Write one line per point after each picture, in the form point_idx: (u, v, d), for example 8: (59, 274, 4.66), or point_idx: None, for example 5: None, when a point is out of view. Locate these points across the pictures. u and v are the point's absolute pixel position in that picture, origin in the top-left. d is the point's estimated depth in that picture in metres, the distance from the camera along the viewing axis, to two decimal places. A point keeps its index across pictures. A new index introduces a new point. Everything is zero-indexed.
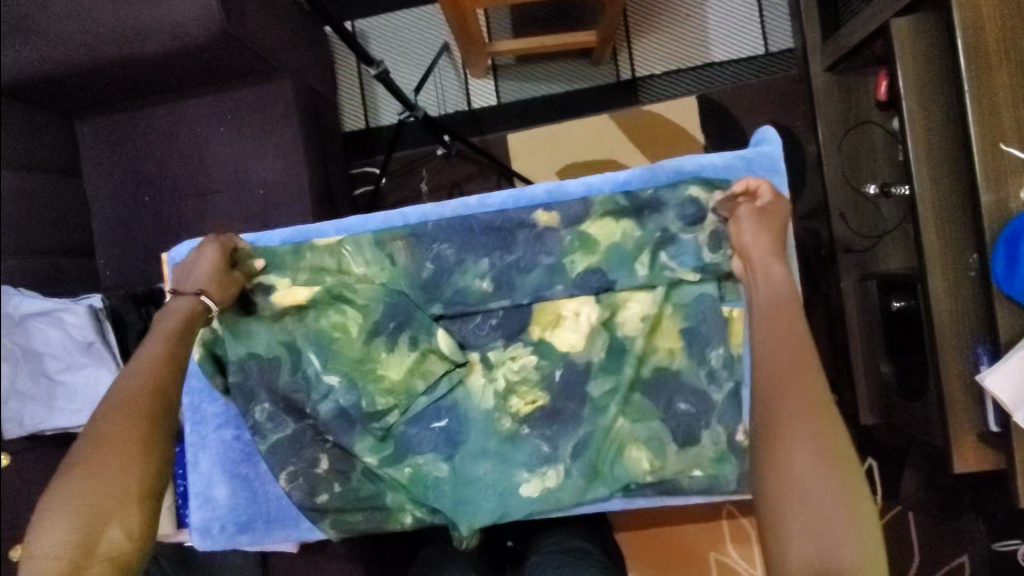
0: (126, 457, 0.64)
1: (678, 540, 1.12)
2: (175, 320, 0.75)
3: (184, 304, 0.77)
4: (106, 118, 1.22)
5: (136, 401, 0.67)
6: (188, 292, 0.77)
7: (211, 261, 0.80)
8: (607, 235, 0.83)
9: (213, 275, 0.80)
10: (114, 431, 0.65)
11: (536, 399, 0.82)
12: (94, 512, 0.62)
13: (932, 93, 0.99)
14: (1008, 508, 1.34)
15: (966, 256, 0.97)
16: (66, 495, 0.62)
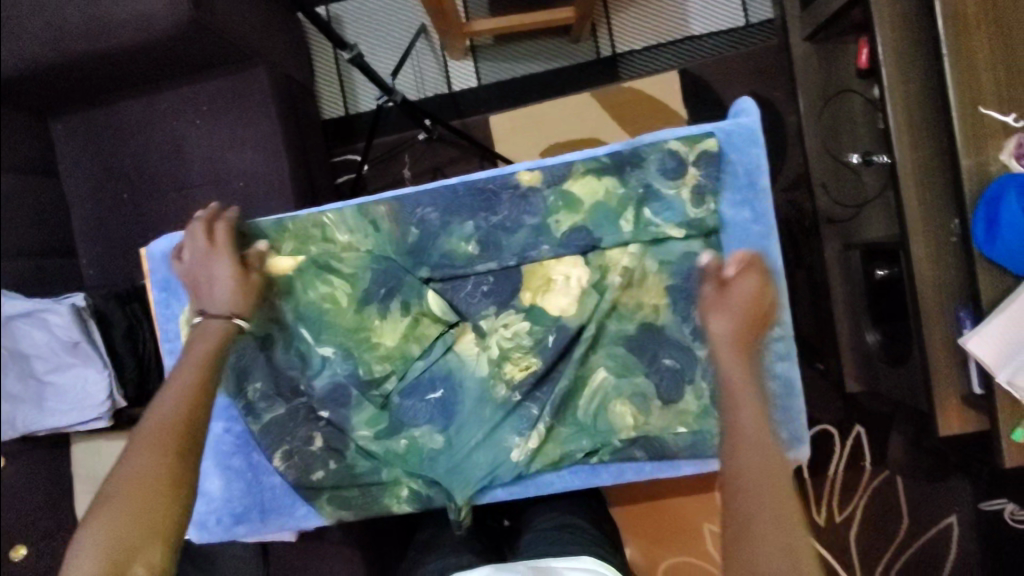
0: (156, 491, 0.56)
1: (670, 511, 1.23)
2: (208, 344, 0.67)
3: (214, 329, 0.68)
4: (79, 115, 1.19)
5: (168, 431, 0.59)
6: (219, 318, 0.69)
7: (222, 270, 0.71)
8: (590, 193, 0.76)
9: (234, 287, 0.71)
10: (143, 463, 0.57)
11: (530, 364, 0.75)
12: (121, 548, 0.54)
13: (910, 58, 0.98)
14: (992, 467, 1.38)
15: (948, 221, 0.98)
16: (91, 532, 0.54)
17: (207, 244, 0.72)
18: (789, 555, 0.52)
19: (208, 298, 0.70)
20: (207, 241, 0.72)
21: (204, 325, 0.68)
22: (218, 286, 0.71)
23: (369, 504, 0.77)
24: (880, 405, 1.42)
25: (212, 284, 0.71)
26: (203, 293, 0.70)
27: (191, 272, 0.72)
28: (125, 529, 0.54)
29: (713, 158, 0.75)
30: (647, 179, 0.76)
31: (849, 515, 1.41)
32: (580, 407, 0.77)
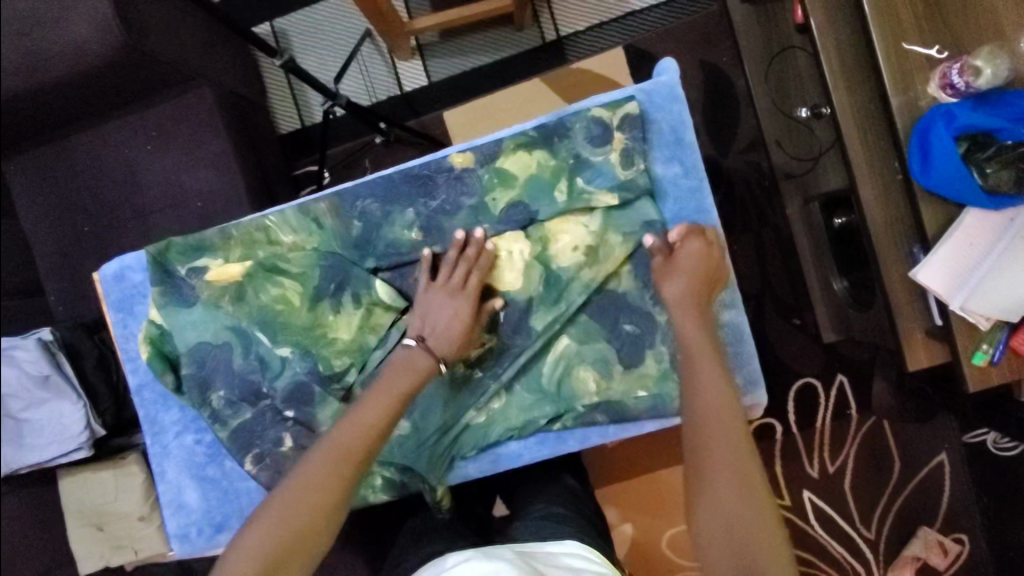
0: (320, 499, 0.58)
1: (659, 482, 1.31)
2: (406, 381, 0.66)
3: (423, 362, 0.68)
4: (30, 154, 1.20)
5: (348, 446, 0.61)
6: (431, 354, 0.69)
7: (458, 319, 0.71)
8: (523, 168, 0.78)
9: (457, 335, 0.71)
10: (319, 472, 0.59)
11: (486, 341, 0.79)
12: (280, 554, 0.56)
13: (836, 4, 1.01)
14: (975, 399, 1.40)
15: (891, 161, 1.00)
16: (258, 528, 0.57)
17: (462, 278, 0.73)
18: (739, 503, 0.57)
19: (436, 334, 0.70)
20: (461, 278, 0.74)
21: (415, 355, 0.68)
22: (452, 325, 0.71)
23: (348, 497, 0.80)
24: (859, 352, 1.43)
25: (442, 318, 0.72)
26: (433, 323, 0.71)
27: (429, 300, 0.73)
28: (281, 539, 0.56)
29: (636, 120, 0.78)
30: (575, 149, 0.78)
31: (840, 464, 1.43)
32: (544, 372, 0.79)
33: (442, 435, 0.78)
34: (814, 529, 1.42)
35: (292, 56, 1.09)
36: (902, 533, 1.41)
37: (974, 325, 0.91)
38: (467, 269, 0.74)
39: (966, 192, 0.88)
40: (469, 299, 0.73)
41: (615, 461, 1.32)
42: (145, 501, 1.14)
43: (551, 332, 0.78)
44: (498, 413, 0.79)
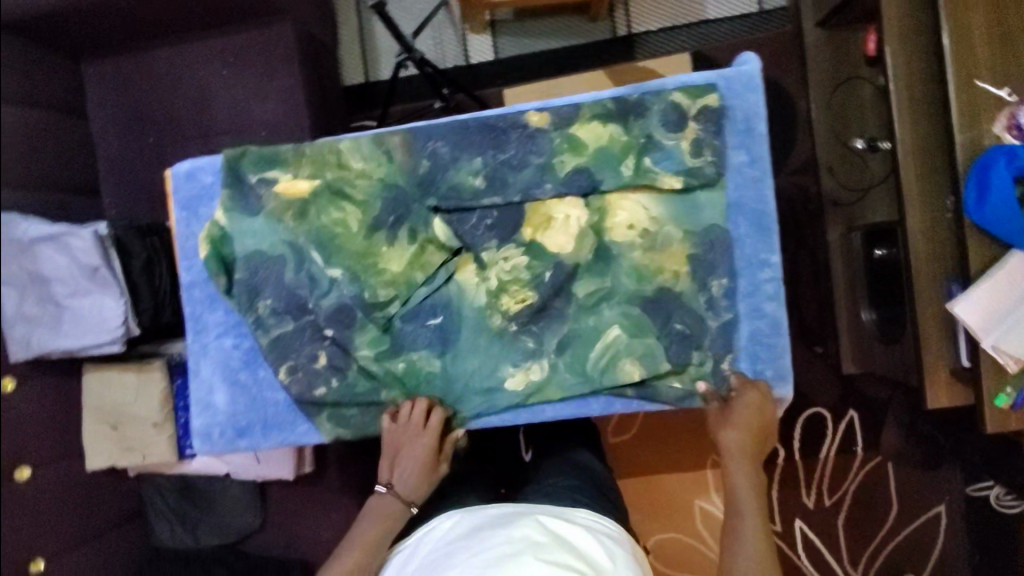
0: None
1: (668, 484, 1.51)
2: (380, 527, 0.78)
3: (393, 507, 0.79)
4: (111, 60, 1.26)
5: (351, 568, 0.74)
6: (399, 498, 0.80)
7: (417, 466, 0.79)
8: (595, 138, 0.77)
9: (419, 478, 0.81)
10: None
11: (527, 297, 0.79)
12: None
13: (914, 37, 1.02)
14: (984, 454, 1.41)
15: (944, 197, 1.02)
16: None
17: (422, 424, 0.79)
18: None
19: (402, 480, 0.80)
20: (419, 423, 0.79)
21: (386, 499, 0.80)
22: (412, 469, 0.80)
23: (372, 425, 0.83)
24: (876, 390, 1.44)
25: (408, 462, 0.80)
26: (397, 469, 0.81)
27: (396, 444, 0.80)
28: None
29: (715, 111, 0.75)
30: (648, 129, 0.76)
31: (838, 498, 1.43)
32: (590, 357, 0.79)
33: (469, 383, 0.81)
34: (799, 558, 1.43)
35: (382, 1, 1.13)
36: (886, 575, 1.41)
37: (1001, 368, 0.92)
38: (419, 415, 0.79)
39: (1016, 234, 0.89)
40: (428, 441, 0.79)
41: (626, 457, 1.53)
42: (162, 408, 1.17)
43: (596, 306, 0.80)
44: (533, 380, 0.80)
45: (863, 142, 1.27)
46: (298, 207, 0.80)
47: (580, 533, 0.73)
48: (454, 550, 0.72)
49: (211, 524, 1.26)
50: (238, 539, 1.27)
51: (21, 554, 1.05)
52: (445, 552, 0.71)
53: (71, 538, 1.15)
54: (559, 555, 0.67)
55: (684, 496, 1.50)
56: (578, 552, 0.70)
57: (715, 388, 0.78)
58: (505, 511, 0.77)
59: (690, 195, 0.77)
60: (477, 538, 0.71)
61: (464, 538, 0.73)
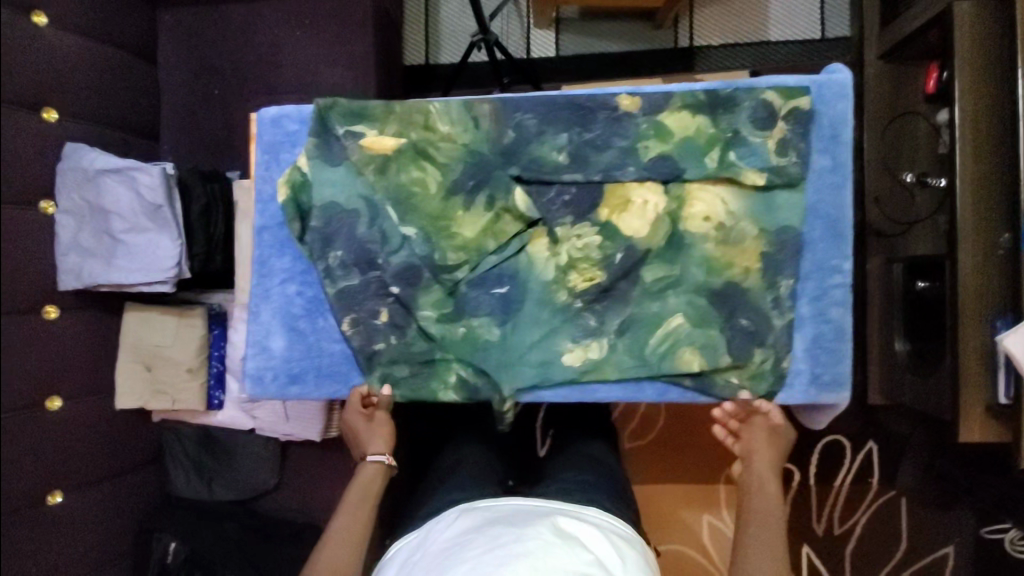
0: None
1: (674, 493, 1.49)
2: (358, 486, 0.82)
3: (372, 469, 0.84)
4: (187, 10, 1.28)
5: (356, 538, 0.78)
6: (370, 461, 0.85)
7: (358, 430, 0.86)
8: (681, 128, 0.79)
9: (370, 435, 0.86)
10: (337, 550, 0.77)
11: (596, 276, 0.81)
12: None
13: (983, 75, 1.05)
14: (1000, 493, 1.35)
15: (997, 234, 1.04)
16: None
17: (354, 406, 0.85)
18: None
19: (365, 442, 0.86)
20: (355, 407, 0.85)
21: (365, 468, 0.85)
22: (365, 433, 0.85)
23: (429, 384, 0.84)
24: (898, 424, 1.43)
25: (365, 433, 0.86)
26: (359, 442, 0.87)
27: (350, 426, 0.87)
28: None
29: (804, 113, 0.77)
30: (735, 124, 0.78)
31: (847, 529, 1.43)
32: (649, 342, 0.80)
33: (525, 355, 0.82)
34: None
35: None
36: None
37: None
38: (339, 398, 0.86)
39: None
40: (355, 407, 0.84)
41: (640, 462, 1.51)
42: (197, 356, 1.19)
43: (662, 292, 0.81)
44: (590, 357, 0.81)
45: (909, 176, 1.32)
46: (381, 164, 0.82)
47: (592, 535, 0.76)
48: (467, 542, 0.75)
49: (227, 478, 1.27)
50: (252, 496, 1.28)
51: (44, 483, 1.06)
52: (458, 544, 0.74)
53: (94, 475, 1.14)
54: (574, 558, 0.70)
55: (692, 507, 1.48)
56: (592, 554, 0.73)
57: (772, 388, 0.79)
58: (516, 511, 0.80)
59: (769, 194, 0.79)
60: (488, 533, 0.74)
61: (475, 532, 0.75)
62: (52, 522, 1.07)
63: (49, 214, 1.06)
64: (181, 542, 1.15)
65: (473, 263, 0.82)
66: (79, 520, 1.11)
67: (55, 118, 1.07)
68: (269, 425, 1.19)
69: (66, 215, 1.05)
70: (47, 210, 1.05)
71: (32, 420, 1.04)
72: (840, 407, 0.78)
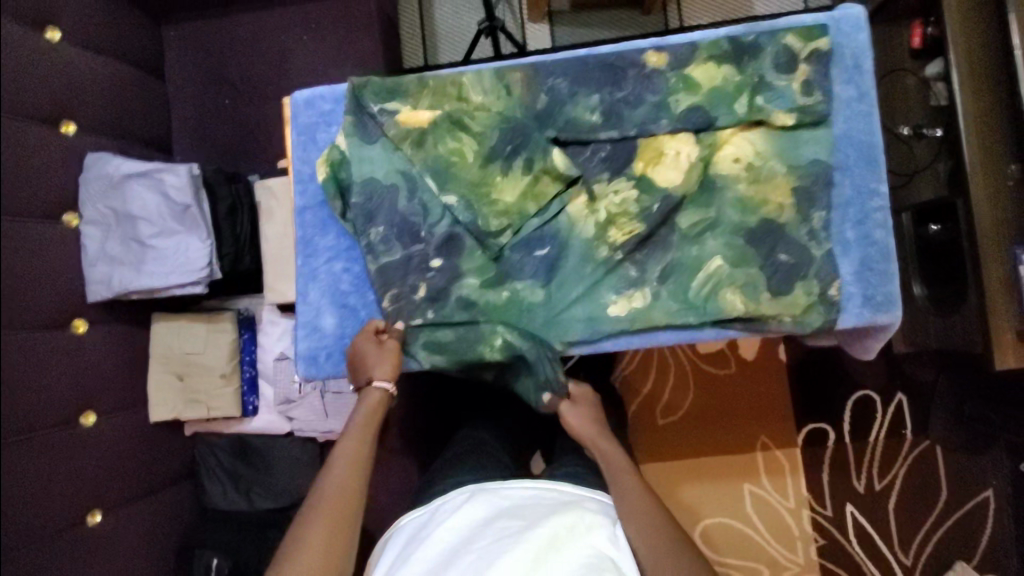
0: (336, 520, 0.67)
1: (702, 465, 1.46)
2: (363, 416, 0.76)
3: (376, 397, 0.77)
4: (191, 23, 1.29)
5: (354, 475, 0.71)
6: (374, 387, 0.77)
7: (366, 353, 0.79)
8: (709, 78, 0.79)
9: (378, 359, 0.78)
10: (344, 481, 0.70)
11: (635, 229, 0.79)
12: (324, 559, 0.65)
13: (973, 18, 1.10)
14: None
15: (1005, 165, 1.08)
16: (299, 545, 0.65)
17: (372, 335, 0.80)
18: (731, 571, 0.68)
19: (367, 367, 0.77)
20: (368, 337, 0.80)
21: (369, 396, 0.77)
22: (373, 356, 0.78)
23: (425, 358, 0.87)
24: (924, 372, 1.44)
25: (373, 358, 0.78)
26: (361, 368, 0.78)
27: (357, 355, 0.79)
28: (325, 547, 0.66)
29: (826, 53, 0.78)
30: (761, 70, 0.79)
31: (887, 483, 1.44)
32: (692, 286, 0.79)
33: (571, 315, 0.80)
34: (850, 546, 1.43)
35: None
36: (936, 561, 1.42)
37: None
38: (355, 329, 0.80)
39: None
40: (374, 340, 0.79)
41: (659, 439, 1.47)
42: (230, 361, 1.17)
43: (699, 237, 0.79)
44: (636, 307, 0.79)
45: (904, 129, 1.34)
46: (416, 137, 0.82)
47: (596, 525, 0.73)
48: (472, 538, 0.73)
49: (264, 486, 1.21)
50: (291, 503, 1.21)
51: (84, 500, 1.02)
52: (462, 542, 0.72)
53: (133, 491, 1.10)
54: (575, 557, 0.69)
55: (731, 478, 1.45)
56: (592, 548, 0.71)
57: (825, 320, 0.77)
58: (524, 498, 0.78)
59: (795, 132, 0.79)
60: (495, 529, 0.72)
61: (482, 525, 0.74)
62: (95, 542, 1.03)
63: (73, 227, 1.05)
64: (223, 557, 1.11)
65: (512, 226, 0.81)
66: (120, 541, 1.06)
67: (73, 131, 1.07)
68: (309, 425, 1.18)
69: (91, 226, 1.05)
70: (71, 223, 1.04)
71: (68, 436, 1.01)
72: (895, 324, 0.78)
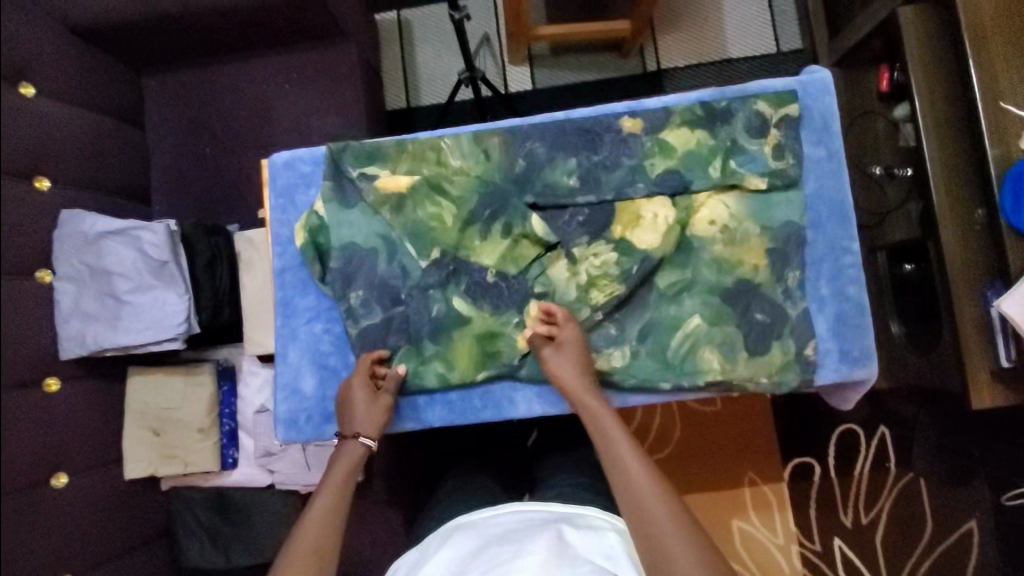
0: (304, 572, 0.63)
1: (690, 503, 1.45)
2: (342, 470, 0.72)
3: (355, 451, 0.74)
4: (172, 73, 1.29)
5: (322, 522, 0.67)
6: (350, 437, 0.75)
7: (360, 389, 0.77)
8: (683, 143, 0.81)
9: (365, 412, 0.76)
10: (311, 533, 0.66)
11: (615, 290, 0.79)
12: None
13: (937, 68, 1.14)
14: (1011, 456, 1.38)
15: (973, 210, 1.11)
16: None
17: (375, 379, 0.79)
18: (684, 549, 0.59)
19: (354, 420, 0.76)
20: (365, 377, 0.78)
21: (345, 447, 0.74)
22: (360, 406, 0.76)
23: (410, 422, 0.82)
24: (904, 406, 1.46)
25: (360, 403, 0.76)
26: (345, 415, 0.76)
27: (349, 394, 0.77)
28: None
29: (796, 119, 0.80)
30: (733, 134, 0.81)
31: (875, 516, 1.44)
32: (670, 345, 0.79)
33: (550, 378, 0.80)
34: None
35: (466, 15, 1.16)
36: None
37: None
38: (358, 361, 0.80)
39: None
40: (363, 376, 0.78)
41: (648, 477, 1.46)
42: (208, 415, 1.15)
43: (677, 297, 0.80)
44: (617, 367, 0.79)
45: (878, 169, 1.37)
46: (395, 202, 0.82)
47: (590, 538, 0.73)
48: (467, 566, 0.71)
49: (245, 541, 1.18)
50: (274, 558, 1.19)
51: (54, 566, 0.97)
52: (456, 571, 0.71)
53: (107, 553, 1.06)
54: (575, 566, 0.67)
55: (721, 516, 1.44)
56: (591, 561, 0.69)
57: (802, 379, 0.77)
58: (512, 522, 0.77)
59: (767, 194, 0.80)
60: (488, 554, 0.71)
61: (476, 553, 0.72)
62: None
63: (47, 283, 1.03)
64: None
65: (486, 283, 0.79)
66: None
67: (48, 185, 1.06)
68: (290, 478, 1.16)
69: (64, 282, 1.03)
70: (44, 279, 1.02)
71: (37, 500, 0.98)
72: (872, 379, 0.79)
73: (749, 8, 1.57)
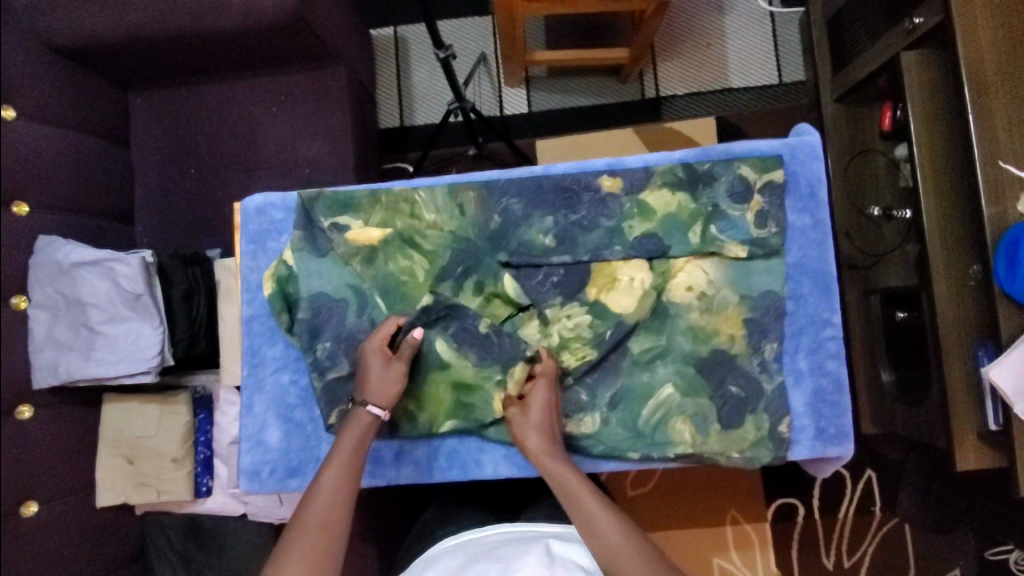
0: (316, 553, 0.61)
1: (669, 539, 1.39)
2: (353, 441, 0.70)
3: (365, 418, 0.71)
4: (160, 92, 1.27)
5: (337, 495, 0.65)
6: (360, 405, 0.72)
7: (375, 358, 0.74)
8: (663, 206, 0.79)
9: (377, 378, 0.73)
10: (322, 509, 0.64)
11: (587, 354, 0.77)
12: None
13: (937, 118, 1.10)
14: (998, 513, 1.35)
15: (967, 266, 1.08)
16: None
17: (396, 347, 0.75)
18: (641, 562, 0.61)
19: (366, 388, 0.73)
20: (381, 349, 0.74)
21: (355, 415, 0.72)
22: (375, 375, 0.73)
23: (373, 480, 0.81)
24: (892, 451, 1.44)
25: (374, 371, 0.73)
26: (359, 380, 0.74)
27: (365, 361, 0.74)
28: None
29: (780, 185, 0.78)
30: (715, 199, 0.79)
31: (857, 561, 1.42)
32: (641, 415, 0.77)
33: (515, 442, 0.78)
34: None
35: (453, 53, 1.14)
36: None
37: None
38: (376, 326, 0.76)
39: None
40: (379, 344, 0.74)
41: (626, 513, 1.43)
42: (183, 445, 1.14)
43: (651, 363, 0.78)
44: (585, 434, 0.77)
45: (876, 210, 1.33)
46: (367, 256, 0.81)
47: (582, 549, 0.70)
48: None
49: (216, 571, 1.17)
50: None
51: None
52: None
53: None
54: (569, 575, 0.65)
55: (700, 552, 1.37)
56: (584, 569, 0.68)
57: (774, 456, 0.75)
58: (499, 540, 0.73)
59: (747, 262, 0.78)
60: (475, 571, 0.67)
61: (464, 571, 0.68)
62: None
63: (22, 309, 1.02)
64: None
65: (450, 332, 0.78)
66: None
67: (27, 210, 1.04)
68: (263, 510, 1.15)
69: (40, 310, 1.02)
70: (19, 305, 1.02)
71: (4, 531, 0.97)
72: (847, 460, 0.77)
73: (752, 36, 1.53)
